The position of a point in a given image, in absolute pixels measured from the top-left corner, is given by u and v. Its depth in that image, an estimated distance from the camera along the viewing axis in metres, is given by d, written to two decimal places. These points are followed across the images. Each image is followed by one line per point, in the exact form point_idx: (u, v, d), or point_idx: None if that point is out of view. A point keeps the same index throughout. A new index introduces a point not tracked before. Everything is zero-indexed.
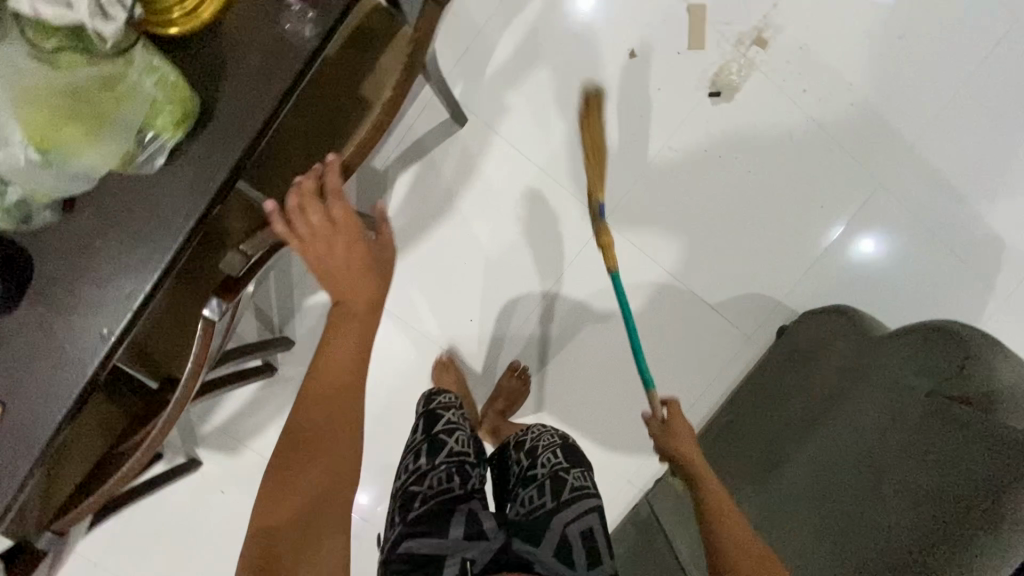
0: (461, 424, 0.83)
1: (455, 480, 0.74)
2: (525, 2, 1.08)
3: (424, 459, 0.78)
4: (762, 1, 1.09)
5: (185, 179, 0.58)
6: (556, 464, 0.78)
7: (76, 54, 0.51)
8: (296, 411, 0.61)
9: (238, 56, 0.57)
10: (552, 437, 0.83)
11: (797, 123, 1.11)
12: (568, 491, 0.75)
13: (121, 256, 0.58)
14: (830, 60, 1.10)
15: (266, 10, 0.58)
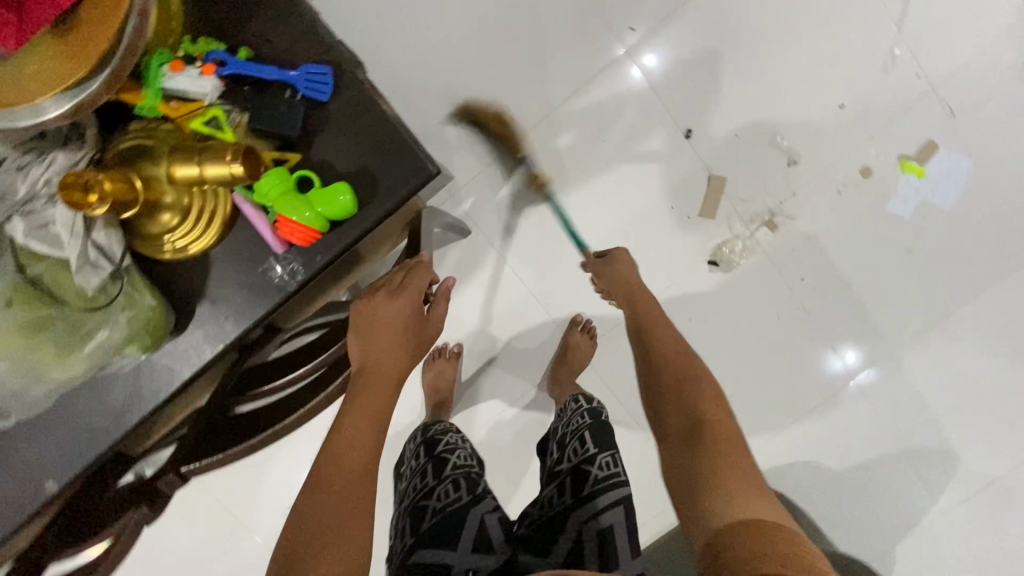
0: (458, 445, 1.02)
1: (461, 489, 0.92)
2: (551, 140, 1.30)
3: (430, 475, 0.96)
4: (780, 192, 1.32)
5: (147, 376, 0.60)
6: (586, 449, 0.95)
7: (61, 285, 0.53)
8: (331, 451, 0.74)
9: (222, 280, 0.59)
10: (581, 419, 1.01)
11: (781, 293, 1.36)
12: (593, 482, 0.90)
13: (73, 432, 0.61)
14: (829, 252, 1.35)
15: (257, 247, 0.59)
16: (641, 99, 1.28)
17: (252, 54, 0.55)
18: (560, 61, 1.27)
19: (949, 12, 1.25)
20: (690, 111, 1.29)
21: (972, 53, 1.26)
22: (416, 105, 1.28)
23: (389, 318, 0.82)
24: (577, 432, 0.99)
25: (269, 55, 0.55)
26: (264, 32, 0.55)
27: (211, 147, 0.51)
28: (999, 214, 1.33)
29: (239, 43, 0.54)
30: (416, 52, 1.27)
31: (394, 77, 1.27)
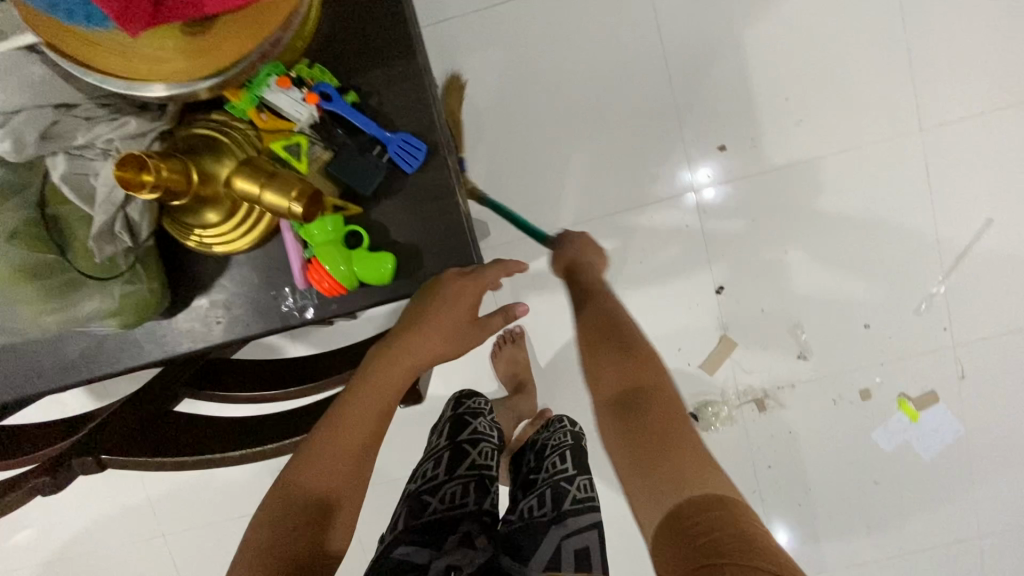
0: (483, 438, 0.99)
1: (469, 495, 0.86)
2: (588, 240, 1.29)
3: (443, 469, 0.91)
4: (780, 378, 1.32)
5: (118, 345, 0.59)
6: (565, 467, 0.91)
7: (74, 237, 0.51)
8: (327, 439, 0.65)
9: (229, 286, 0.58)
10: (564, 437, 1.00)
11: (746, 470, 1.35)
12: (574, 500, 0.84)
13: (21, 364, 0.59)
14: (804, 452, 1.34)
15: (279, 272, 0.57)
16: (688, 238, 1.29)
17: (359, 100, 0.54)
18: (627, 173, 1.28)
19: (992, 279, 1.28)
20: (728, 268, 1.30)
21: (997, 323, 1.29)
22: (478, 158, 1.28)
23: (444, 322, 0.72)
24: (558, 448, 0.97)
25: (375, 109, 0.54)
26: (380, 87, 0.54)
27: (281, 176, 0.49)
28: (971, 479, 1.34)
29: (352, 86, 0.54)
30: (497, 109, 1.26)
31: (469, 123, 1.27)
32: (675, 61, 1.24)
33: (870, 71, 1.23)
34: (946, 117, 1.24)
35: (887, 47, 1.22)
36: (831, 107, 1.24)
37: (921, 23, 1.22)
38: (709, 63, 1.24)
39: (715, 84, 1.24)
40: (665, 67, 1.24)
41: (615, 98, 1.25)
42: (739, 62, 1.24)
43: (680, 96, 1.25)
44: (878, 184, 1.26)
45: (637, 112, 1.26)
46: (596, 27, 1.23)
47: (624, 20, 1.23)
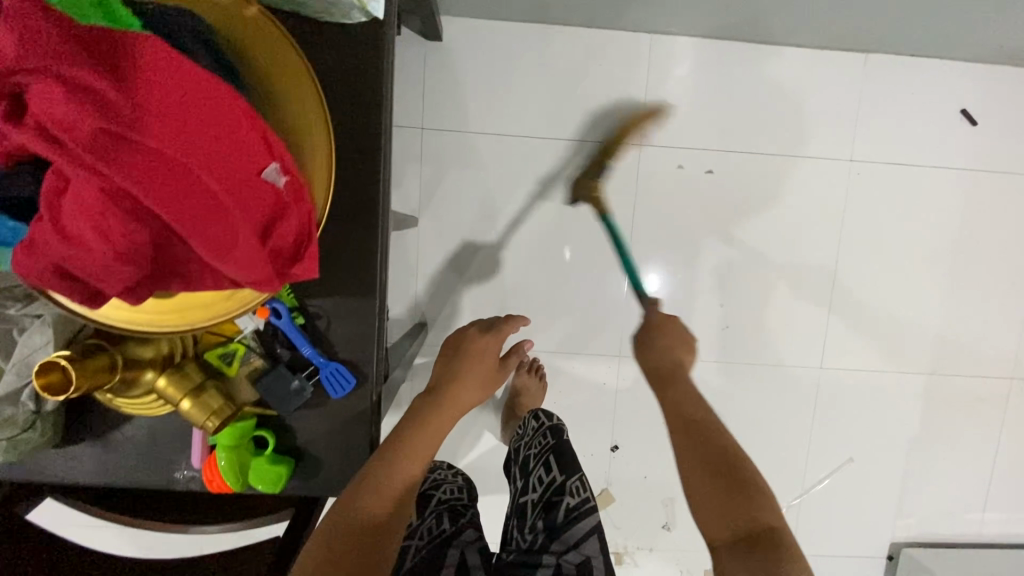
0: (447, 478, 0.98)
1: (447, 520, 0.88)
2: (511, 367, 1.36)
3: (416, 511, 0.91)
4: (642, 540, 1.43)
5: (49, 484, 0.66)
6: (552, 478, 0.92)
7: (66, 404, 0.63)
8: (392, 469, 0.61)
9: (127, 439, 0.62)
10: (546, 440, 0.99)
11: None
12: (567, 512, 0.88)
13: None
14: None
15: (178, 444, 0.62)
16: (604, 394, 1.38)
17: (307, 323, 0.58)
18: (570, 320, 1.36)
19: (837, 508, 1.45)
20: (630, 432, 1.40)
21: (831, 546, 1.46)
22: (436, 261, 1.32)
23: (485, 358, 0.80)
24: (540, 455, 0.97)
25: (319, 335, 0.58)
26: (330, 315, 0.58)
27: (207, 395, 0.53)
28: None
29: (305, 311, 0.58)
30: (468, 222, 1.31)
31: (441, 226, 1.31)
32: (643, 238, 1.34)
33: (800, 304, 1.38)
34: (846, 363, 1.41)
35: (817, 289, 1.38)
36: (758, 323, 1.38)
37: (854, 279, 1.38)
38: (670, 250, 1.35)
39: (671, 271, 1.35)
40: (632, 241, 1.34)
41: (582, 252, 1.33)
42: (694, 258, 1.35)
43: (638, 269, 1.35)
44: (774, 401, 1.41)
45: (597, 271, 1.34)
46: (585, 186, 1.31)
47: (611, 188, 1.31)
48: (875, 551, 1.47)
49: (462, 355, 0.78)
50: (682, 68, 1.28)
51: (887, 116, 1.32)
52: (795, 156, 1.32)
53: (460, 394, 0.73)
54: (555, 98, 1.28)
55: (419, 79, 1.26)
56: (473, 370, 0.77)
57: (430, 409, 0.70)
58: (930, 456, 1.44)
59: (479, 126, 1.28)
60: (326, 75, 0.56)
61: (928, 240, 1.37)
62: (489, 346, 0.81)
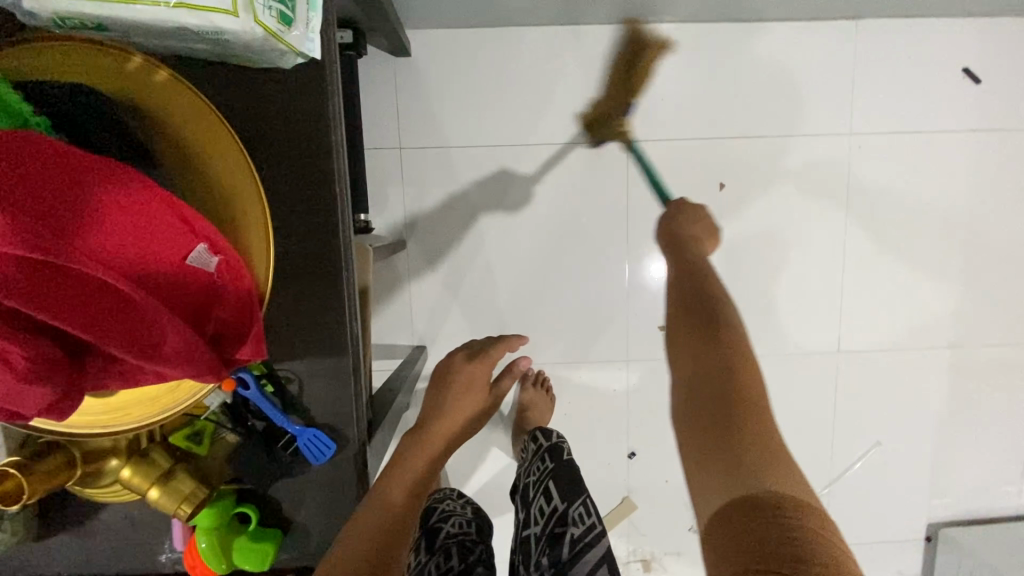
0: (455, 510, 0.92)
1: (452, 559, 0.81)
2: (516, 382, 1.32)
3: (420, 553, 0.85)
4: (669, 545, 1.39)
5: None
6: (554, 507, 0.86)
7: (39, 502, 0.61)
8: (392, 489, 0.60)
9: (105, 529, 0.60)
10: (547, 464, 0.94)
11: None
12: (573, 544, 0.81)
13: None
14: None
15: (156, 530, 0.60)
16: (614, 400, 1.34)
17: (275, 389, 0.55)
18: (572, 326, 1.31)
19: (868, 494, 1.40)
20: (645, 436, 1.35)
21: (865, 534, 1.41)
22: (427, 283, 1.28)
23: (468, 383, 0.84)
24: (542, 482, 0.92)
25: (290, 400, 0.55)
26: (302, 377, 0.56)
27: (173, 483, 0.53)
28: None
29: (273, 376, 0.55)
30: (456, 240, 1.27)
31: (431, 246, 1.27)
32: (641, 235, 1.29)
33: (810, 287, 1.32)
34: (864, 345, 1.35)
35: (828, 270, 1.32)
36: (768, 312, 1.33)
37: (865, 255, 1.32)
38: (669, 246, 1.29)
39: None
40: (630, 238, 1.28)
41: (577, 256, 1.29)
42: None
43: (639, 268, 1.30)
44: (792, 390, 1.36)
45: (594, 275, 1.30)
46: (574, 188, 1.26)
47: (602, 188, 1.26)
48: (912, 534, 1.42)
49: (451, 383, 0.83)
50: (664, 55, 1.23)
51: (886, 83, 1.25)
52: (789, 136, 1.27)
53: (446, 424, 0.77)
54: (534, 100, 1.23)
55: (393, 96, 1.22)
56: (459, 397, 0.81)
57: (421, 444, 0.73)
58: (962, 432, 1.38)
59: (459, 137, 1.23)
60: (259, 142, 0.54)
61: (942, 206, 1.30)
62: (474, 371, 0.85)
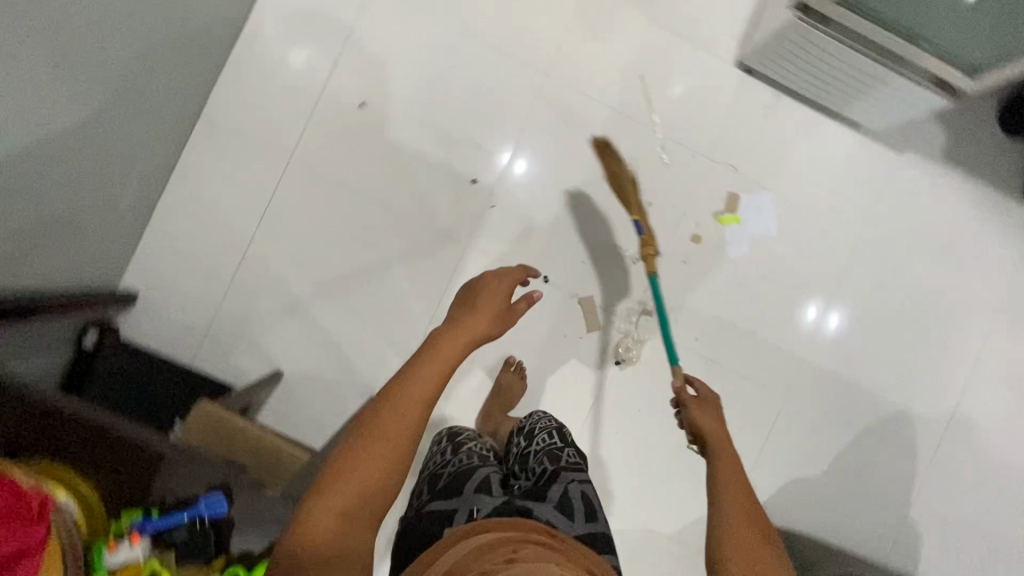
0: (476, 440, 1.27)
1: (474, 458, 1.15)
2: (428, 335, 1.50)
3: (448, 454, 1.19)
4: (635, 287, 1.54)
5: None
6: (554, 442, 1.22)
7: None
8: (405, 391, 0.97)
9: None
10: (549, 422, 1.31)
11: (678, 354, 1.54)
12: (570, 463, 1.16)
13: None
14: (704, 303, 1.55)
15: None
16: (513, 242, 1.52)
17: (160, 508, 0.95)
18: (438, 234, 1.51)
19: (675, 97, 1.55)
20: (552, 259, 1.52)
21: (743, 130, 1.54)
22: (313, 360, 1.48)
23: (491, 292, 1.15)
24: (546, 429, 1.28)
25: (173, 501, 0.95)
26: (165, 491, 0.95)
27: None
28: (813, 213, 1.56)
29: (152, 506, 0.94)
30: (296, 325, 1.48)
31: (286, 345, 1.48)
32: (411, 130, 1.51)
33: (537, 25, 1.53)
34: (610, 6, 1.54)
35: None
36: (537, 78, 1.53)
37: (478, 20, 1.53)
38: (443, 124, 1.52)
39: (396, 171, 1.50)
40: (361, 181, 1.50)
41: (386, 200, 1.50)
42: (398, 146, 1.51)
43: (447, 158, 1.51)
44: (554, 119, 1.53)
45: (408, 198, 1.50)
46: (355, 160, 1.50)
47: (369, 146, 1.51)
48: (735, 81, 1.55)
49: (485, 301, 1.13)
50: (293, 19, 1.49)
51: None
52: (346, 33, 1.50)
53: (478, 317, 1.10)
54: (281, 124, 1.48)
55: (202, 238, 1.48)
56: (484, 314, 1.11)
57: (452, 332, 1.06)
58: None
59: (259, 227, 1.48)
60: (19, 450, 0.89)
61: None
62: (503, 289, 1.16)
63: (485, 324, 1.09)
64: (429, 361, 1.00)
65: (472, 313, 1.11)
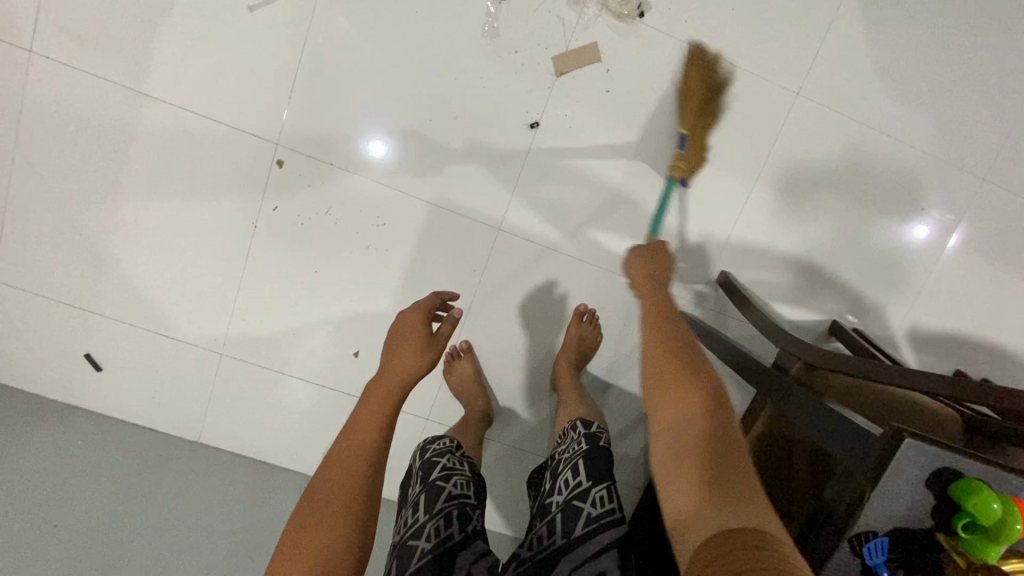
0: (457, 470, 0.91)
1: (452, 525, 0.80)
2: (391, 299, 1.18)
3: (422, 511, 0.83)
4: (535, 35, 1.06)
5: None
6: (580, 482, 0.85)
7: None
8: (324, 472, 0.70)
9: None
10: (578, 448, 0.91)
11: (654, 47, 1.08)
12: (587, 521, 0.80)
13: None
14: None
15: None
16: (355, 132, 1.09)
17: None
18: (456, 208, 1.14)
19: None
20: (529, 102, 1.09)
21: None
22: (297, 373, 1.21)
23: (401, 335, 0.90)
24: (572, 460, 0.90)
25: None
26: None
27: None
28: None
29: None
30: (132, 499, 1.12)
31: (158, 492, 1.14)
32: (263, 119, 1.08)
33: (61, 125, 1.06)
34: (52, 64, 1.04)
35: None
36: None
37: None
38: (224, 77, 1.05)
39: (80, 289, 1.14)
40: (64, 339, 1.16)
41: (329, 173, 1.11)
42: (67, 267, 1.13)
43: (204, 113, 1.07)
44: (89, 124, 1.07)
45: (271, 162, 1.10)
46: (66, 282, 1.13)
47: (239, 200, 1.11)
48: None
49: (403, 340, 0.89)
50: (97, 365, 1.18)
51: None
52: None
53: (392, 368, 0.83)
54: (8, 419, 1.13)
55: (255, 408, 1.23)
56: (420, 357, 0.86)
57: (374, 387, 0.81)
58: None
59: (285, 267, 1.15)
60: None
61: None
62: (414, 330, 0.90)
63: (405, 367, 0.83)
64: (358, 425, 0.74)
65: (390, 365, 0.84)
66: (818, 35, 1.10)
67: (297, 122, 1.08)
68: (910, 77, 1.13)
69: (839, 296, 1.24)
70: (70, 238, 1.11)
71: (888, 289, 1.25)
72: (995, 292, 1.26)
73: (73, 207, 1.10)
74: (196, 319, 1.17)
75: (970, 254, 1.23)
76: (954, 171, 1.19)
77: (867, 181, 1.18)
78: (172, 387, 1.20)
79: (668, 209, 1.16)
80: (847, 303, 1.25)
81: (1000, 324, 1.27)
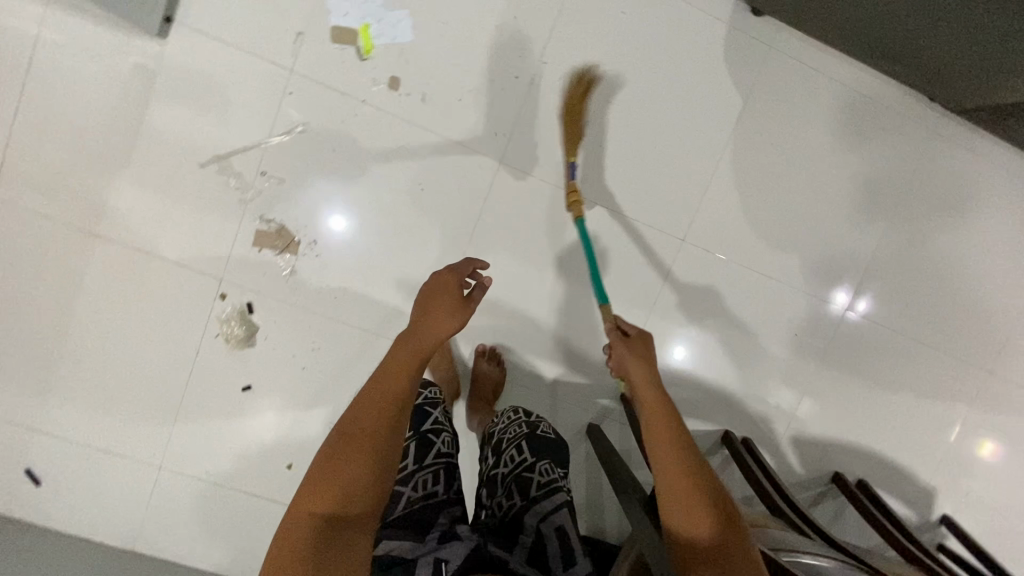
0: (444, 430, 1.03)
1: (438, 482, 0.92)
2: (324, 415, 1.28)
3: (411, 462, 0.95)
4: (457, 193, 1.22)
5: None
6: (525, 458, 1.00)
7: None
8: (356, 409, 0.70)
9: None
10: (520, 429, 1.07)
11: (560, 203, 1.25)
12: (540, 485, 0.95)
13: None
14: (449, 82, 1.18)
15: None
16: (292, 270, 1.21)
17: None
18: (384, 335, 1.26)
19: (127, 106, 1.13)
20: (452, 243, 1.24)
21: None
22: (231, 485, 1.28)
23: (439, 284, 0.84)
24: (516, 439, 1.05)
25: None
26: None
27: None
28: None
29: None
30: None
31: None
32: (209, 257, 1.19)
33: (17, 262, 1.16)
34: (13, 207, 1.14)
35: None
36: None
37: None
38: (175, 223, 1.17)
39: (24, 412, 1.21)
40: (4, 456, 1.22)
41: (267, 303, 1.22)
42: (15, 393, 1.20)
43: (155, 252, 1.18)
44: (45, 264, 1.16)
45: (215, 296, 1.20)
46: (12, 406, 1.20)
47: (181, 329, 1.21)
48: None
49: (441, 288, 0.83)
50: (36, 479, 1.24)
51: None
52: None
53: (434, 319, 0.79)
54: None
55: (189, 516, 1.29)
56: (459, 315, 0.81)
57: (413, 331, 0.77)
58: None
59: (224, 386, 1.24)
60: None
61: None
62: (448, 282, 0.84)
63: (445, 324, 0.78)
64: (387, 376, 0.72)
65: (434, 313, 0.80)
66: (700, 193, 1.29)
67: (240, 263, 1.20)
68: (777, 226, 1.33)
69: (730, 408, 1.40)
70: (19, 363, 1.19)
71: (773, 403, 1.41)
72: (863, 406, 1.44)
73: (24, 334, 1.18)
74: (134, 434, 1.24)
75: (839, 372, 1.42)
76: (822, 301, 1.38)
77: (748, 311, 1.36)
78: (111, 497, 1.26)
79: (576, 337, 1.31)
80: (737, 414, 1.40)
81: (869, 434, 1.45)
